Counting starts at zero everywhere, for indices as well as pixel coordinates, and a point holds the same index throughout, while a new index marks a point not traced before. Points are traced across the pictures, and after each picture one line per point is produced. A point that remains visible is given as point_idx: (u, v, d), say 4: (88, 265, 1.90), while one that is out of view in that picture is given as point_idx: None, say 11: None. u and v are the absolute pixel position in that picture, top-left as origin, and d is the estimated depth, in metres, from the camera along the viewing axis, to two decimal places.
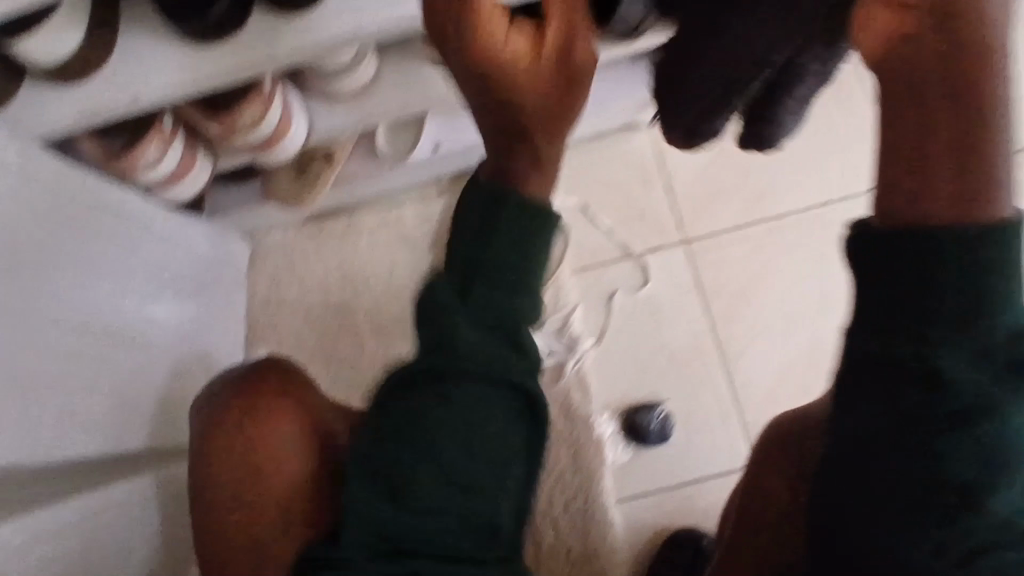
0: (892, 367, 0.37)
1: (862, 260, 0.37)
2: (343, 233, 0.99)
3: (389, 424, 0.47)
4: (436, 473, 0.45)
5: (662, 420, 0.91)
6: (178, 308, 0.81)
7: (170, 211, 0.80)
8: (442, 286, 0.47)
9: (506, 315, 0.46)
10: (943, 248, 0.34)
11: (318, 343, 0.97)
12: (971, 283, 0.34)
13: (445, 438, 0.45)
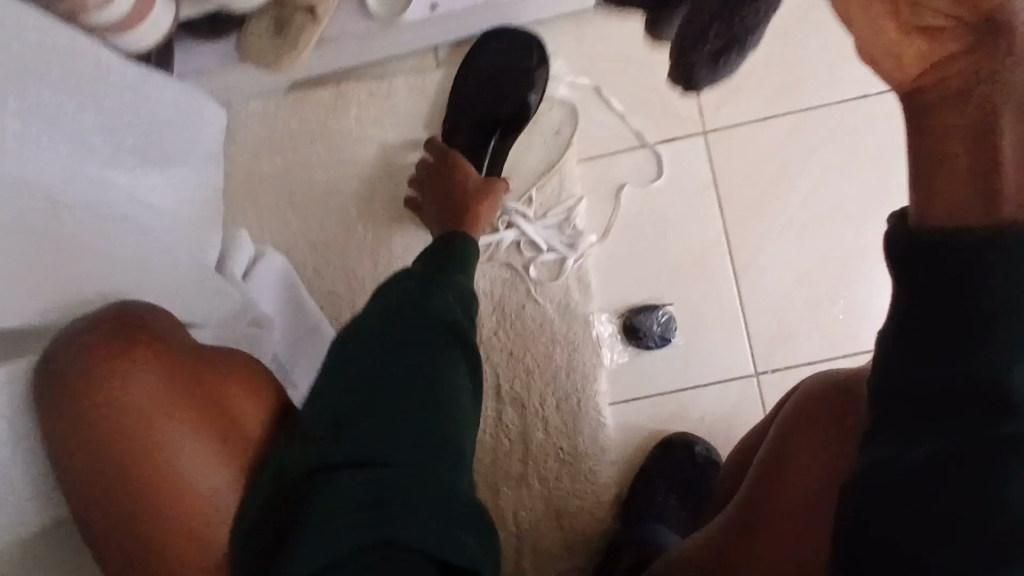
0: (952, 352, 0.35)
1: (909, 271, 0.36)
2: (329, 105, 0.90)
3: (340, 413, 0.51)
4: (388, 428, 0.50)
5: (664, 323, 0.87)
6: (157, 172, 0.73)
7: (126, 62, 0.71)
8: (397, 302, 0.60)
9: (452, 313, 0.60)
10: (978, 238, 0.34)
11: (301, 225, 0.90)
12: (968, 290, 0.34)
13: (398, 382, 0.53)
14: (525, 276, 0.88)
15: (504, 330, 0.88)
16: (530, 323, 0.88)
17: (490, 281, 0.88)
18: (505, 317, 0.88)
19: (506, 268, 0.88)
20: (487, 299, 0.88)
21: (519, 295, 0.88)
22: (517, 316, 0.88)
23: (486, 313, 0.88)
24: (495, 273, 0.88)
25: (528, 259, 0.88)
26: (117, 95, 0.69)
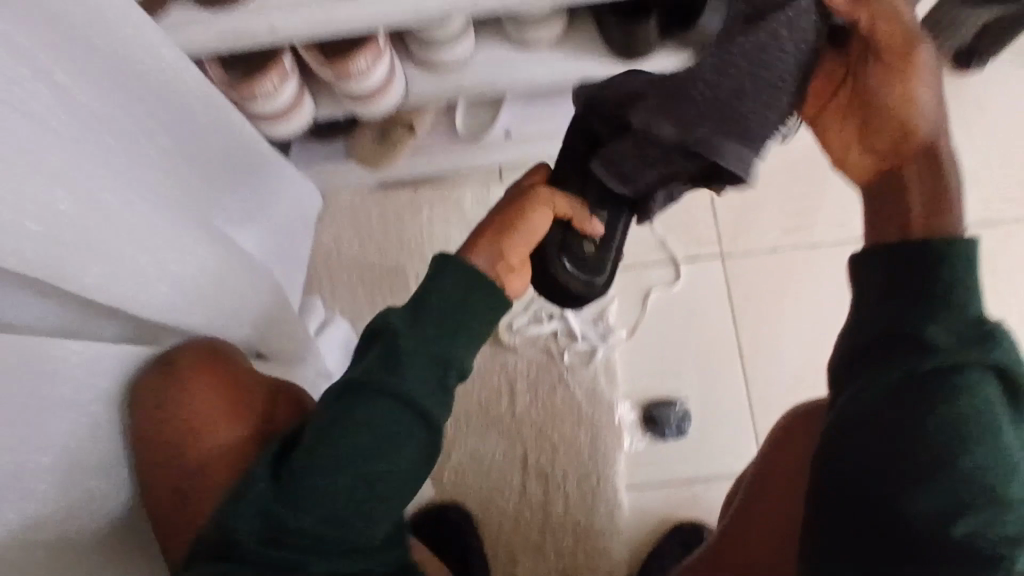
0: (907, 357, 0.47)
1: (869, 284, 0.50)
2: (406, 203, 1.07)
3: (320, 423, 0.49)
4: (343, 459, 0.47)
5: (681, 416, 0.96)
6: (268, 239, 0.86)
7: (275, 151, 0.85)
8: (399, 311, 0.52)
9: (433, 351, 0.50)
10: (924, 266, 0.48)
11: (368, 300, 1.04)
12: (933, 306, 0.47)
13: (364, 417, 0.48)
14: (559, 361, 0.99)
15: (536, 409, 0.98)
16: (560, 404, 0.98)
17: (528, 363, 1.00)
18: (539, 396, 0.99)
19: (544, 352, 1.00)
20: (524, 378, 0.99)
21: (552, 377, 0.99)
22: (549, 396, 0.98)
23: (522, 390, 0.99)
24: (533, 356, 1.00)
25: (564, 346, 1.00)
26: (263, 174, 0.82)
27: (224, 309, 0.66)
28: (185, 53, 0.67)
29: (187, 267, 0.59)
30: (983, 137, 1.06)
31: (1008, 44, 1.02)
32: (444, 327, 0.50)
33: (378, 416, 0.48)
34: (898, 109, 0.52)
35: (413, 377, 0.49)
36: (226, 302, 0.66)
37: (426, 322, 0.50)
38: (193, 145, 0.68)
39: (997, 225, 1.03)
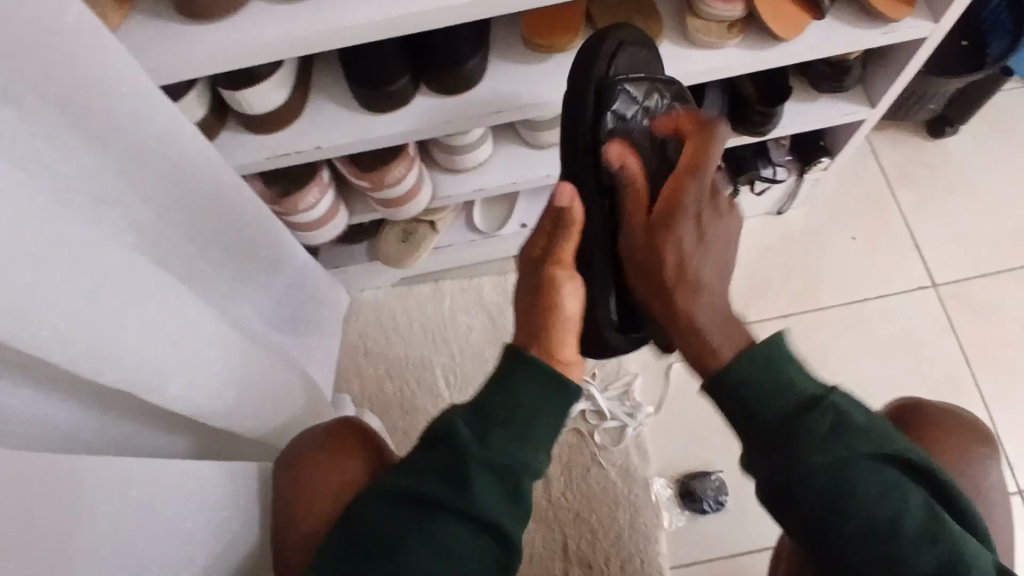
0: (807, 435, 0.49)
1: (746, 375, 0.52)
2: (429, 295, 1.11)
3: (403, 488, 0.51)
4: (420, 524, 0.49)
5: (717, 487, 0.97)
6: (302, 340, 0.90)
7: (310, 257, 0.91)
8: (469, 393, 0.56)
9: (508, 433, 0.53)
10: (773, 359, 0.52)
11: (397, 393, 1.06)
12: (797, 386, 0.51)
13: (447, 483, 0.50)
14: (590, 441, 1.00)
15: (572, 491, 0.98)
16: (595, 484, 0.98)
17: (559, 445, 1.00)
18: (573, 478, 0.99)
19: (574, 433, 1.01)
20: (557, 461, 1.00)
21: (585, 458, 1.00)
22: (583, 477, 0.99)
23: (556, 473, 0.99)
24: (563, 438, 1.01)
25: (593, 426, 1.01)
26: (301, 279, 0.87)
27: (277, 408, 0.69)
28: (240, 172, 0.75)
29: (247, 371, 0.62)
30: (968, 197, 1.13)
31: (975, 112, 1.11)
32: (517, 436, 0.53)
33: (451, 539, 0.48)
34: (688, 293, 0.55)
35: (485, 495, 0.50)
36: (277, 401, 0.69)
37: (495, 436, 0.52)
38: (241, 256, 0.73)
39: (992, 276, 1.08)
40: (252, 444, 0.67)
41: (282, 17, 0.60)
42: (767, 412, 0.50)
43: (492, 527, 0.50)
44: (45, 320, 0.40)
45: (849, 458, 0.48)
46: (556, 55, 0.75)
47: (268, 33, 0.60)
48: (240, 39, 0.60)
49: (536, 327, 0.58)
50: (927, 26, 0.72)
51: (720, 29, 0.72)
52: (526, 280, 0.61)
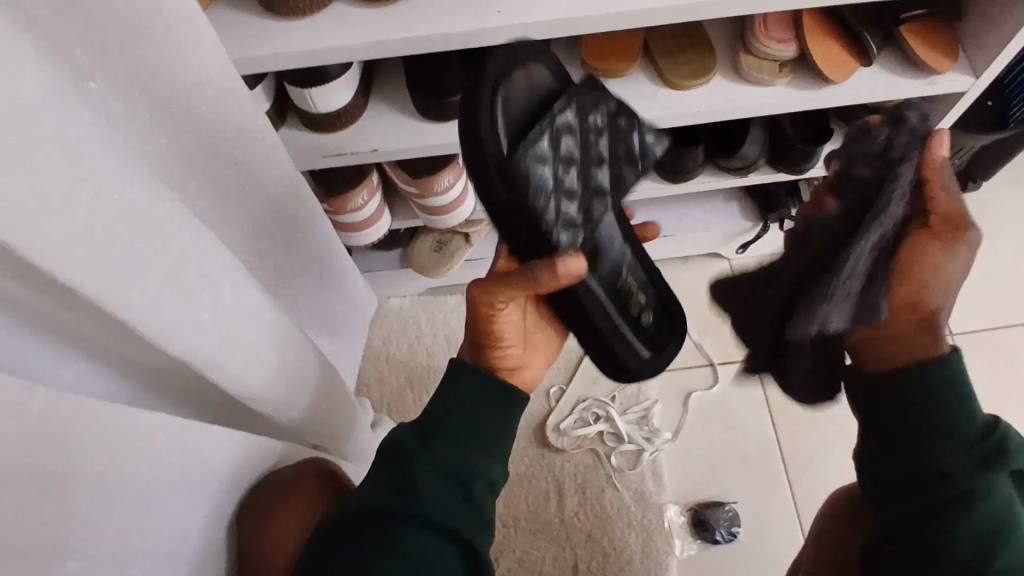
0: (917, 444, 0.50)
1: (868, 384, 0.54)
2: (455, 307, 1.12)
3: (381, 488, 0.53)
4: (405, 532, 0.50)
5: (730, 519, 0.97)
6: (336, 339, 0.92)
7: (350, 259, 0.93)
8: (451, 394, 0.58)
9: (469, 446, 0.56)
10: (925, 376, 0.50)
11: (417, 401, 1.06)
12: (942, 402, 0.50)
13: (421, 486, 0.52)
14: (607, 462, 1.01)
15: (585, 512, 0.98)
16: (609, 506, 0.99)
17: (575, 464, 1.01)
18: (587, 498, 0.99)
19: (590, 453, 1.01)
20: (572, 480, 1.00)
21: (600, 479, 1.00)
22: (598, 498, 0.99)
23: (570, 492, 0.99)
24: (580, 457, 1.01)
25: (611, 448, 1.01)
26: (340, 280, 0.89)
27: (316, 399, 0.70)
28: (299, 168, 0.77)
29: (294, 358, 0.63)
30: (989, 251, 1.15)
31: (998, 169, 1.14)
32: (472, 440, 0.56)
33: (417, 541, 0.50)
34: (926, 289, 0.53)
35: (431, 497, 0.52)
36: (316, 394, 0.70)
37: (438, 450, 0.55)
38: (291, 250, 0.74)
39: (1010, 327, 1.10)
40: (287, 431, 0.68)
41: (356, 21, 0.62)
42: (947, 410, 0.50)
43: (453, 534, 0.51)
44: (133, 287, 0.41)
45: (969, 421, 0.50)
46: (611, 81, 0.77)
47: (342, 35, 0.62)
48: (315, 38, 0.62)
49: (481, 336, 0.62)
50: (968, 80, 0.75)
51: (770, 67, 0.75)
52: (469, 300, 0.61)
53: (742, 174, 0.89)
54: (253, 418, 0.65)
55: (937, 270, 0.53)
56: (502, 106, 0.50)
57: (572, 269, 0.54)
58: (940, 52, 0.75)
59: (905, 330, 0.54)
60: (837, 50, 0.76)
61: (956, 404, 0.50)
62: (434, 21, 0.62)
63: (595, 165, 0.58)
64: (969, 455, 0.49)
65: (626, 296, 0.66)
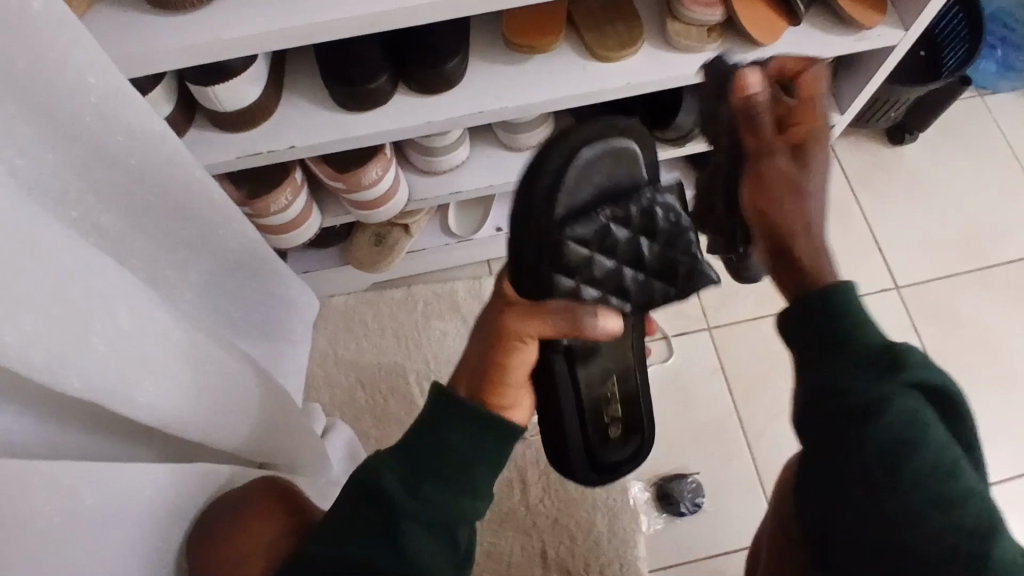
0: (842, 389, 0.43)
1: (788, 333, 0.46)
2: (401, 301, 1.08)
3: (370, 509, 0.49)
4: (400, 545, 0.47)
5: (693, 490, 0.97)
6: (274, 346, 0.88)
7: (282, 261, 0.88)
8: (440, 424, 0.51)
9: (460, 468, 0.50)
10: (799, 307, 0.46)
11: (369, 400, 1.03)
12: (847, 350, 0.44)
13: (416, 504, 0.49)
14: None
15: (549, 497, 0.97)
16: (574, 489, 0.98)
17: (536, 451, 0.99)
18: (551, 483, 0.98)
19: None
20: (534, 467, 0.99)
21: None
22: (562, 481, 0.98)
23: (533, 478, 0.98)
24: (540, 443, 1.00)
25: None
26: (274, 283, 0.85)
27: (256, 419, 0.67)
28: (212, 172, 0.72)
29: (220, 378, 0.59)
30: (926, 203, 1.16)
31: (932, 121, 1.15)
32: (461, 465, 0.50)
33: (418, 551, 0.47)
34: (797, 188, 0.47)
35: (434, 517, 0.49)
36: (256, 412, 0.66)
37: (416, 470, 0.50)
38: (210, 258, 0.70)
39: (951, 277, 1.11)
40: (224, 453, 0.65)
41: (251, 10, 0.58)
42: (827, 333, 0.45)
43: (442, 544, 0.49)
44: (9, 324, 0.37)
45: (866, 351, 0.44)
46: (537, 56, 0.74)
47: (239, 26, 0.57)
48: (208, 31, 0.57)
49: (485, 370, 0.53)
50: (896, 33, 0.75)
51: (698, 32, 0.73)
52: (485, 323, 0.54)
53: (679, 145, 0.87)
54: (183, 443, 0.61)
55: (775, 193, 0.48)
56: (579, 181, 0.53)
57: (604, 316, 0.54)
58: (869, 8, 0.74)
59: (767, 220, 0.48)
60: (766, 10, 0.74)
61: (855, 309, 0.44)
62: (338, 7, 0.58)
63: (650, 255, 0.57)
64: (874, 370, 0.43)
65: (600, 409, 0.64)
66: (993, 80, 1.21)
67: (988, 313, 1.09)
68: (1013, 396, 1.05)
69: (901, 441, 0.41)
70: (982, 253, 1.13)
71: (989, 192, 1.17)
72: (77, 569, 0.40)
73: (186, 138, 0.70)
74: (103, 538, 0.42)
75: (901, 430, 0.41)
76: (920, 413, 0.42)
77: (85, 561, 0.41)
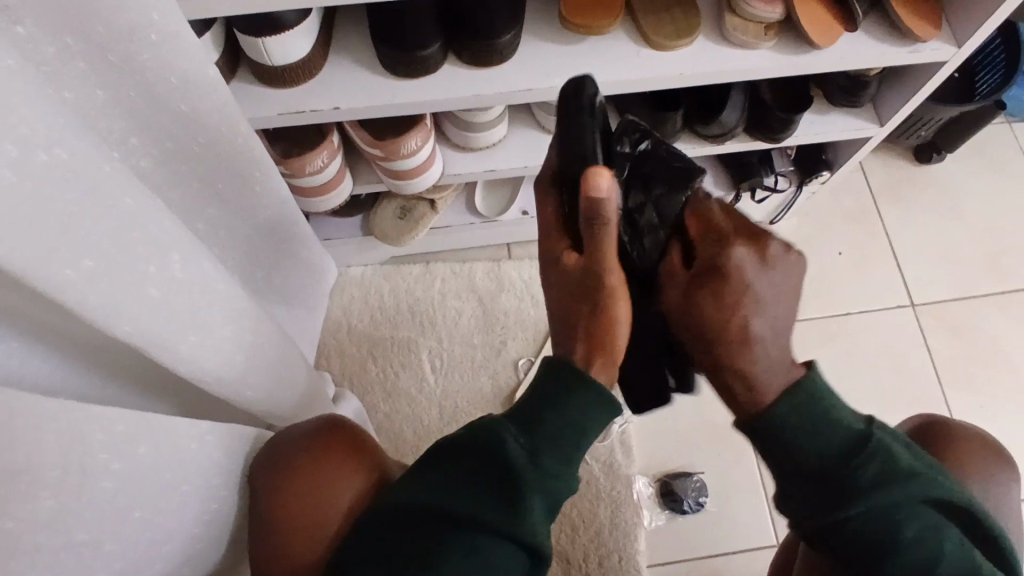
0: (836, 491, 0.51)
1: (772, 443, 0.53)
2: (419, 277, 1.07)
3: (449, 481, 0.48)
4: (457, 527, 0.46)
5: (697, 489, 0.97)
6: (293, 313, 0.86)
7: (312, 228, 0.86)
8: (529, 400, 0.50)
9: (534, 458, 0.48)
10: (777, 414, 0.52)
11: (380, 374, 1.02)
12: (835, 456, 0.51)
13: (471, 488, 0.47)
14: None
15: None
16: (578, 479, 0.97)
17: None
18: None
19: None
20: None
21: None
22: None
23: None
24: None
25: None
26: (297, 248, 0.83)
27: (283, 384, 0.65)
28: (253, 126, 0.70)
29: (257, 336, 0.58)
30: (947, 223, 1.16)
31: (962, 142, 1.15)
32: (550, 448, 0.48)
33: (472, 542, 0.46)
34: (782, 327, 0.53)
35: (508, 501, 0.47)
36: (284, 376, 0.65)
37: (547, 456, 0.48)
38: (244, 215, 0.68)
39: (967, 299, 1.12)
40: (246, 415, 0.64)
41: None
42: (815, 442, 0.51)
43: (503, 531, 0.46)
44: (70, 260, 0.36)
45: (850, 454, 0.51)
46: (592, 38, 0.72)
47: None
48: None
49: (592, 331, 0.53)
50: (950, 49, 0.74)
51: (756, 28, 0.72)
52: (568, 289, 0.55)
53: (718, 142, 0.86)
54: (209, 400, 0.60)
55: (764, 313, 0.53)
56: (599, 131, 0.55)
57: (603, 185, 0.50)
58: (926, 20, 0.73)
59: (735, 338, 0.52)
60: (824, 13, 0.73)
61: (827, 413, 0.52)
62: None
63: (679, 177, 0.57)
64: (842, 469, 0.51)
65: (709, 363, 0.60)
66: None
67: (1001, 337, 1.10)
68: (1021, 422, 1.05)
69: (870, 519, 0.50)
70: (1000, 276, 1.13)
71: (1010, 218, 1.17)
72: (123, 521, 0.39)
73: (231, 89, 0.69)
74: (155, 491, 0.41)
75: (895, 527, 0.50)
76: (897, 512, 0.50)
77: (135, 516, 0.40)
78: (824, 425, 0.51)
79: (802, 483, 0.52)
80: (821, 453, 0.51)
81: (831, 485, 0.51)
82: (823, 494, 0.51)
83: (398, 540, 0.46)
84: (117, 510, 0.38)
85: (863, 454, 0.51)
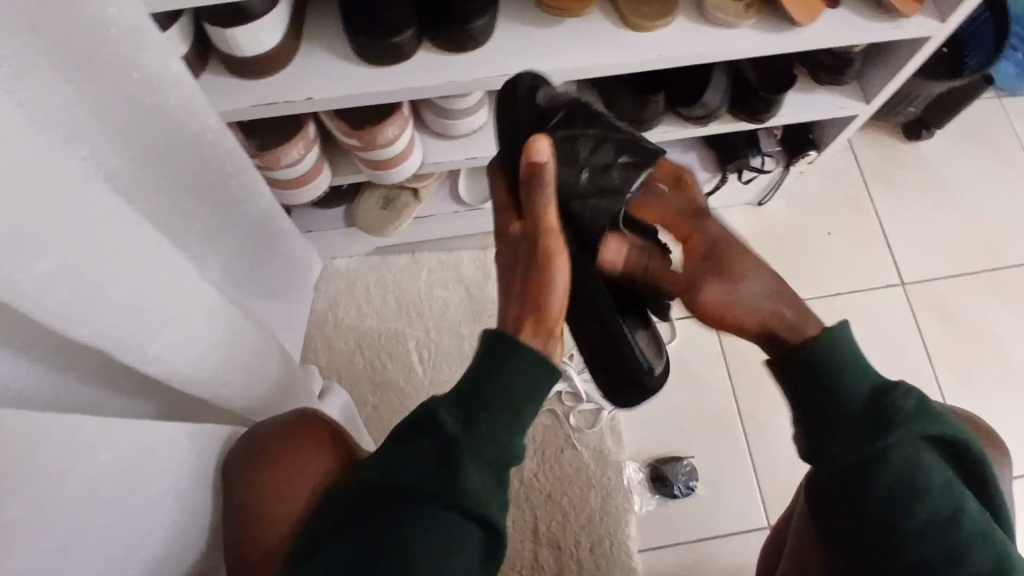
0: (865, 444, 0.49)
1: (802, 392, 0.52)
2: (404, 267, 1.06)
3: (403, 462, 0.47)
4: (406, 508, 0.45)
5: (688, 474, 0.97)
6: (276, 307, 0.85)
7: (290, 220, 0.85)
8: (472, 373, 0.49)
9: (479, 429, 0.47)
10: (804, 369, 0.52)
11: (368, 366, 1.01)
12: (866, 409, 0.50)
13: (417, 464, 0.46)
14: (566, 423, 0.99)
15: (545, 473, 0.97)
16: (568, 467, 0.97)
17: (534, 427, 0.99)
18: (546, 460, 0.98)
19: (549, 414, 0.99)
20: (530, 442, 0.98)
21: (559, 440, 0.98)
22: (556, 459, 0.98)
23: (529, 455, 0.98)
24: (538, 419, 0.99)
25: (569, 408, 0.99)
26: (276, 240, 0.81)
27: (260, 380, 0.64)
28: (224, 119, 0.69)
29: (230, 333, 0.57)
30: (936, 201, 1.15)
31: (950, 118, 1.13)
32: (491, 419, 0.47)
33: (423, 519, 0.44)
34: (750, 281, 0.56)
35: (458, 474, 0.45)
36: (260, 371, 0.64)
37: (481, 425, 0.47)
38: (214, 205, 0.66)
39: (957, 277, 1.11)
40: (222, 413, 0.62)
41: None
42: (849, 382, 0.51)
43: (454, 503, 0.45)
44: (21, 265, 0.35)
45: (886, 401, 0.50)
46: (568, 21, 0.71)
47: None
48: None
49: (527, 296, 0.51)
50: (933, 25, 0.72)
51: (735, 7, 0.71)
52: (508, 261, 0.54)
53: (702, 123, 0.85)
54: (180, 401, 0.59)
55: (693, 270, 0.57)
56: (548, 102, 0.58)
57: (543, 151, 0.50)
58: None
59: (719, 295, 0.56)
60: None
61: (855, 360, 0.51)
62: None
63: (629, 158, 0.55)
64: (871, 415, 0.50)
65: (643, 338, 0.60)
66: (1015, 82, 1.19)
67: (987, 313, 1.09)
68: (1011, 399, 1.05)
69: (890, 494, 0.48)
70: (987, 254, 1.13)
71: (999, 194, 1.16)
72: (89, 528, 0.38)
73: (201, 82, 0.68)
74: (121, 495, 0.40)
75: (917, 489, 0.48)
76: (920, 466, 0.49)
77: (101, 522, 0.39)
78: (847, 371, 0.51)
79: (822, 439, 0.51)
80: (846, 399, 0.50)
81: (856, 435, 0.50)
82: (846, 441, 0.50)
83: (352, 529, 0.45)
84: (82, 516, 0.37)
85: (883, 411, 0.50)
